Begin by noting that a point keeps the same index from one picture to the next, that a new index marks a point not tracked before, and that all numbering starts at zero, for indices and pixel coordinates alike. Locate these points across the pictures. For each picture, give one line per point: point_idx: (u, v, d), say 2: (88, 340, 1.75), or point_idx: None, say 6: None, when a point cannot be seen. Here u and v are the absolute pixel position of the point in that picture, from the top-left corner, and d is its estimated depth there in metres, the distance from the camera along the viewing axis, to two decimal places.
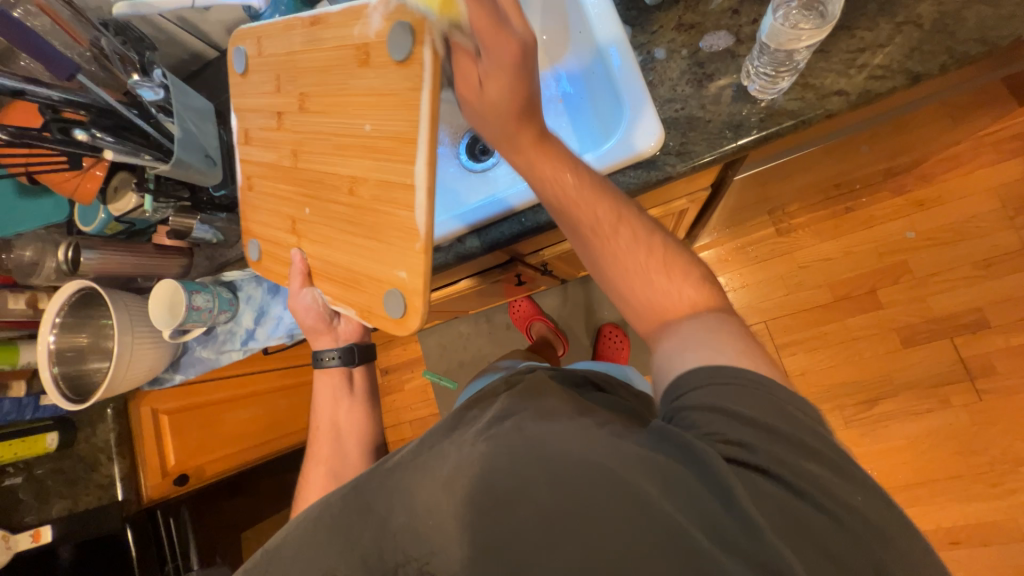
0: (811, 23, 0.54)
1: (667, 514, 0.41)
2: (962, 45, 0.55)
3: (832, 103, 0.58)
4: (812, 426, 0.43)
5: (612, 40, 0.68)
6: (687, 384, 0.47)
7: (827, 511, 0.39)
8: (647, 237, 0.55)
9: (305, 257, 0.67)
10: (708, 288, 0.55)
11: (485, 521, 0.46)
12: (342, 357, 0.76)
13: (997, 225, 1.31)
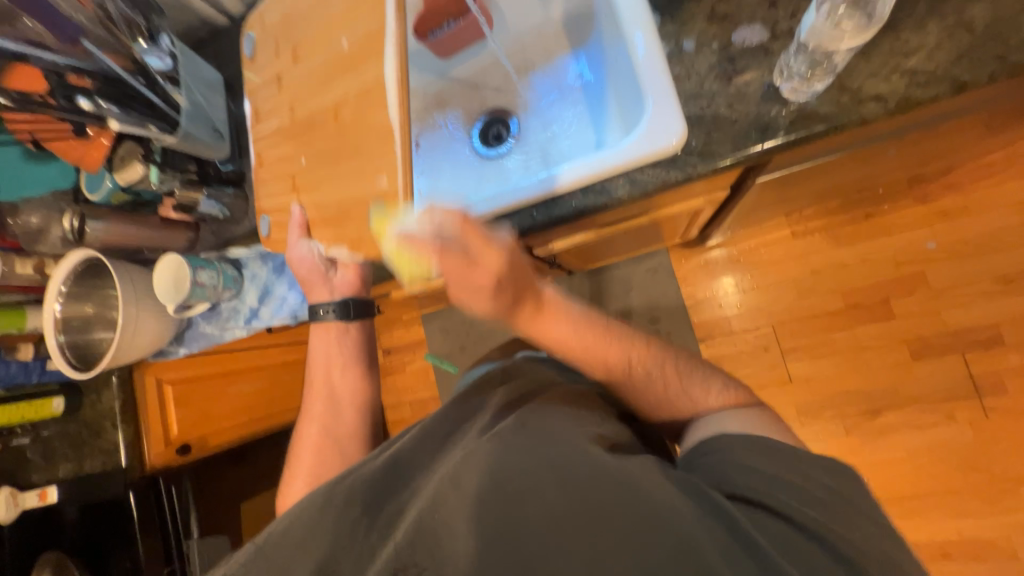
0: (855, 22, 0.51)
1: (677, 520, 0.41)
2: (1014, 53, 0.51)
3: (868, 108, 0.55)
4: (818, 469, 0.47)
5: (639, 27, 0.64)
6: (712, 444, 0.52)
7: (832, 548, 0.41)
8: (662, 365, 0.60)
9: (305, 211, 0.66)
10: (724, 390, 0.60)
11: (492, 519, 0.44)
12: (336, 312, 0.74)
13: (1022, 240, 1.27)
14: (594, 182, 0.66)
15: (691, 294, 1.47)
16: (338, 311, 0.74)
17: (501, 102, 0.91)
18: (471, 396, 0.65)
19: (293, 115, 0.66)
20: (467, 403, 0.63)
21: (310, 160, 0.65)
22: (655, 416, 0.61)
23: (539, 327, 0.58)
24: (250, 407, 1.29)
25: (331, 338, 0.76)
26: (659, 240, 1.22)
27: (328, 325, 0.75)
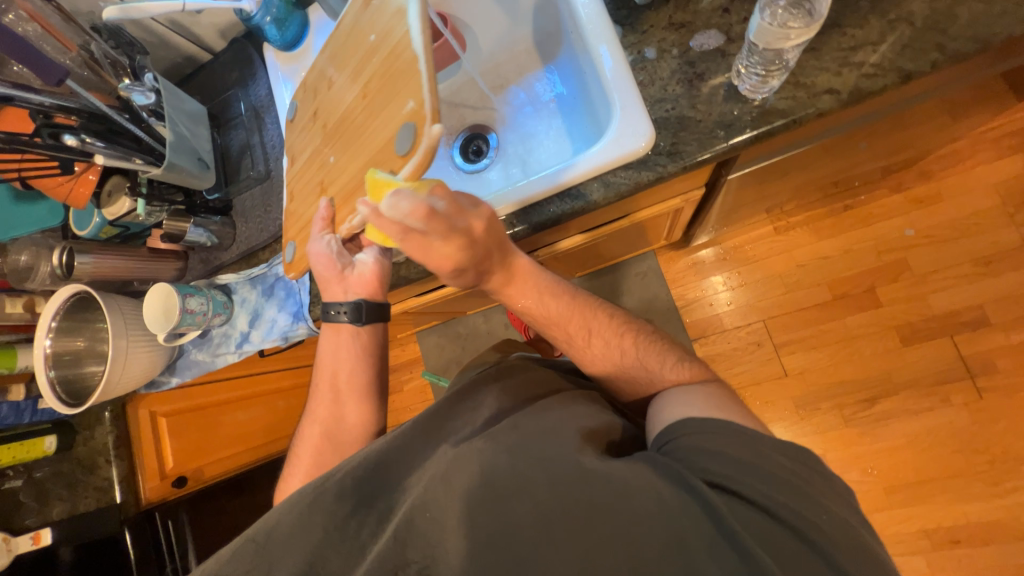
0: (800, 21, 0.53)
1: (662, 521, 0.42)
2: (952, 42, 0.54)
3: (823, 101, 0.58)
4: (785, 454, 0.46)
5: (602, 39, 0.67)
6: (677, 427, 0.51)
7: (799, 529, 0.41)
8: (620, 338, 0.65)
9: (332, 206, 0.64)
10: (679, 363, 0.63)
11: (478, 514, 0.45)
12: (349, 313, 0.70)
13: (995, 222, 1.30)
14: (569, 188, 0.68)
15: (681, 295, 1.48)
16: (352, 313, 0.70)
17: (479, 118, 0.93)
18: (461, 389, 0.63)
19: (298, 142, 0.70)
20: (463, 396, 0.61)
21: (301, 188, 0.69)
22: (617, 389, 0.66)
23: (507, 291, 0.64)
24: (243, 434, 1.28)
25: (342, 340, 0.72)
26: (645, 242, 1.24)
27: (337, 326, 0.72)
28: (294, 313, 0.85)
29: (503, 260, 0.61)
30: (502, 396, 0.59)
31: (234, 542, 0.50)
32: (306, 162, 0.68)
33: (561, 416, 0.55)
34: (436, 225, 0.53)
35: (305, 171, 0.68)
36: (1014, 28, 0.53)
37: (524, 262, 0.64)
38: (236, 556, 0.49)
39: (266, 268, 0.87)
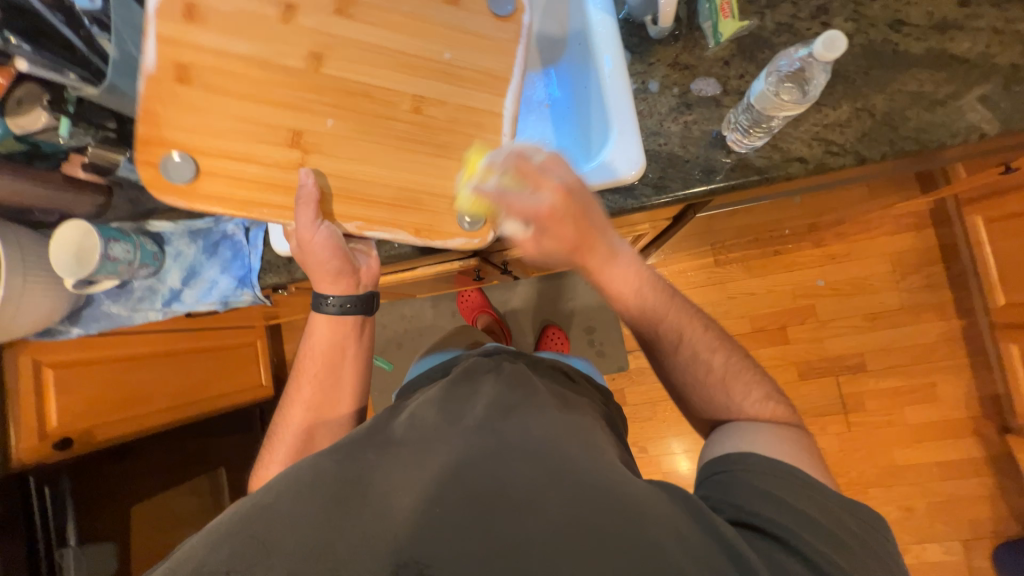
0: (792, 96, 0.58)
1: (678, 554, 0.42)
2: (901, 140, 0.62)
3: (792, 167, 0.64)
4: (836, 511, 0.48)
5: (610, 61, 0.69)
6: (740, 457, 0.54)
7: (834, 575, 0.44)
8: (712, 351, 0.65)
9: (314, 175, 0.59)
10: (766, 399, 0.62)
11: (499, 524, 0.44)
12: (352, 305, 0.70)
13: (885, 285, 1.52)
14: None
15: None
16: (353, 305, 0.70)
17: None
18: (463, 388, 0.64)
19: (261, 50, 0.58)
20: (472, 394, 0.62)
21: (240, 112, 0.58)
22: (693, 403, 0.66)
23: (606, 276, 0.63)
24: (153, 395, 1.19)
25: (336, 332, 0.72)
26: None
27: (331, 318, 0.71)
28: (239, 278, 0.78)
29: (610, 240, 0.61)
30: (521, 402, 0.59)
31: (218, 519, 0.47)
32: (270, 90, 0.58)
33: (580, 439, 0.55)
34: (533, 172, 0.56)
35: (258, 93, 0.58)
36: (945, 139, 0.61)
37: (622, 245, 0.62)
38: (218, 532, 0.45)
39: (213, 223, 0.80)
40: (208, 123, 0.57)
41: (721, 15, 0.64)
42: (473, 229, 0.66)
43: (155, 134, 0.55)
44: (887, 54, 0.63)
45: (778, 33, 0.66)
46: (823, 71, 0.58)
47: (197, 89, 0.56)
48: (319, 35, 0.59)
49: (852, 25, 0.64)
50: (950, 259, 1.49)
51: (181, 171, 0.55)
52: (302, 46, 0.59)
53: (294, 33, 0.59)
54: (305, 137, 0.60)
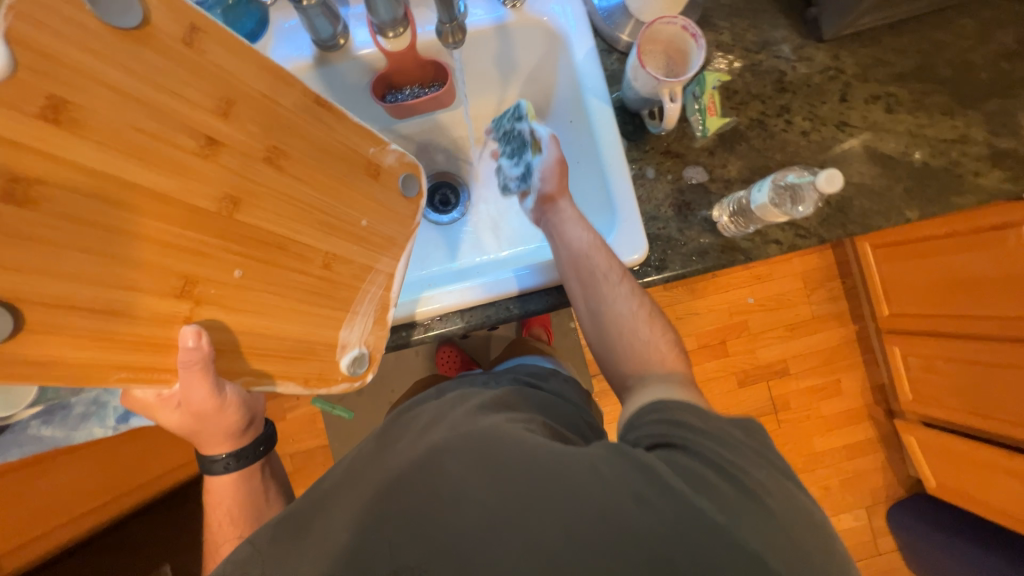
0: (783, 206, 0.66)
1: (594, 489, 0.45)
2: (850, 224, 0.74)
3: (770, 249, 0.73)
4: (727, 419, 0.53)
5: (611, 148, 0.72)
6: (653, 402, 0.56)
7: (727, 472, 0.47)
8: (629, 298, 0.66)
9: (202, 334, 0.44)
10: (673, 350, 0.65)
11: (432, 528, 0.46)
12: (264, 447, 0.66)
13: (800, 299, 1.75)
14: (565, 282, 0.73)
15: None
16: (262, 447, 0.66)
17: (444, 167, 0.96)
18: (395, 417, 0.65)
19: (171, 187, 0.39)
20: (401, 422, 0.64)
21: (108, 248, 0.37)
22: (606, 343, 0.67)
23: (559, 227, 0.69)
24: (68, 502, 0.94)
25: (249, 480, 0.66)
26: None
27: (237, 472, 0.65)
28: None
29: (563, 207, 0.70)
30: (453, 407, 0.61)
31: None
32: (167, 232, 0.40)
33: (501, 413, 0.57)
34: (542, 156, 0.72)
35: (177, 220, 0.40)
36: (881, 222, 0.74)
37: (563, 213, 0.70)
38: None
39: None
40: (62, 261, 0.35)
41: (708, 112, 0.71)
42: (358, 372, 0.59)
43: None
44: (836, 150, 0.75)
45: (751, 128, 0.74)
46: (812, 189, 0.65)
47: (48, 216, 0.33)
48: (244, 179, 0.44)
49: (809, 124, 0.75)
50: (845, 275, 1.75)
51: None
52: (219, 185, 0.43)
53: (212, 173, 0.42)
54: (201, 286, 0.43)
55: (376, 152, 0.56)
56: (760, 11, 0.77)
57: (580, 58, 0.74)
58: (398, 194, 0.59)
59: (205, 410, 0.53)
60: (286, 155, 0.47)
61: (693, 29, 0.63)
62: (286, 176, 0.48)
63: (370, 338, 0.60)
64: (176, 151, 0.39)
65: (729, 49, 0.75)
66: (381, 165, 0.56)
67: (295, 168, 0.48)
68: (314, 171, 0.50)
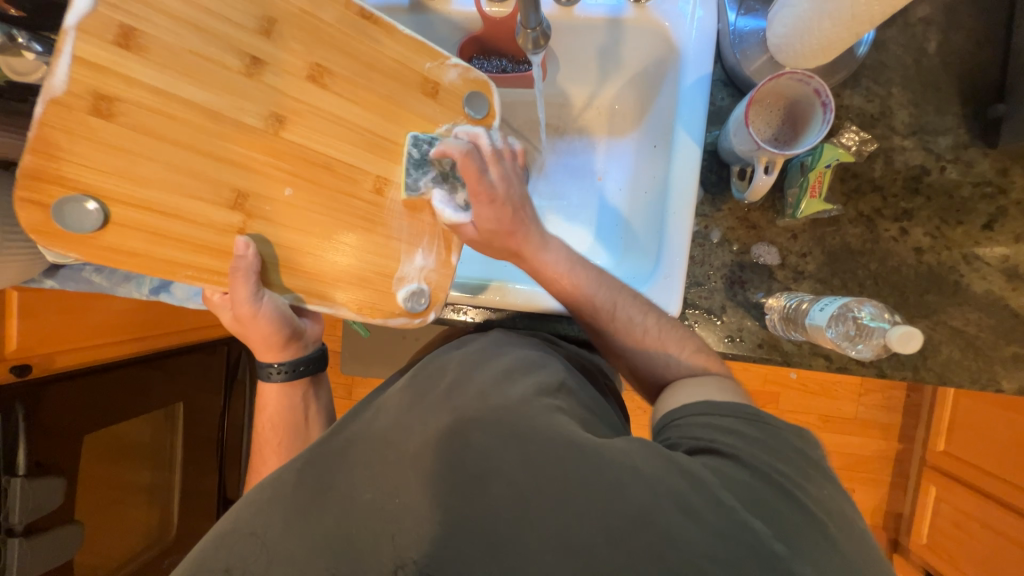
0: (839, 333, 0.56)
1: (638, 492, 0.44)
2: (925, 369, 0.63)
3: (815, 362, 0.64)
4: (784, 425, 0.50)
5: (683, 192, 0.64)
6: (683, 411, 0.54)
7: (782, 487, 0.45)
8: (645, 313, 0.61)
9: (251, 247, 0.47)
10: (698, 351, 0.61)
11: (466, 493, 0.47)
12: (305, 367, 0.65)
13: (848, 394, 1.51)
14: None
15: None
16: (306, 366, 0.66)
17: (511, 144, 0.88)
18: (433, 357, 0.66)
19: (212, 108, 0.44)
20: (429, 366, 0.64)
21: (168, 155, 0.43)
22: (636, 367, 0.63)
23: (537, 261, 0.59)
24: (133, 326, 1.10)
25: (290, 397, 0.67)
26: None
27: (281, 384, 0.66)
28: None
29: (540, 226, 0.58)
30: (486, 361, 0.61)
31: (194, 549, 0.49)
32: (221, 148, 0.45)
33: (533, 385, 0.55)
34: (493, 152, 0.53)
35: (214, 148, 0.44)
36: (964, 381, 0.62)
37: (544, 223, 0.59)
38: (203, 557, 0.48)
39: None
40: (132, 169, 0.42)
41: (809, 191, 0.60)
42: (417, 309, 0.55)
43: (53, 170, 0.40)
44: (949, 282, 0.62)
45: (854, 223, 0.63)
46: (881, 338, 0.54)
47: (122, 128, 0.41)
48: (287, 96, 0.46)
49: (928, 241, 0.62)
50: (913, 389, 1.50)
51: (86, 217, 0.41)
52: (263, 104, 0.46)
53: (260, 92, 0.45)
54: (253, 199, 0.47)
55: (432, 67, 0.52)
56: (931, 88, 0.62)
57: (687, 83, 0.64)
58: (465, 116, 0.55)
59: (245, 316, 0.51)
60: (330, 74, 0.48)
61: (826, 97, 0.53)
62: (327, 93, 0.48)
63: (431, 277, 0.56)
64: (226, 71, 0.44)
65: (870, 124, 0.62)
66: (439, 83, 0.53)
67: (341, 88, 0.48)
68: (361, 92, 0.49)
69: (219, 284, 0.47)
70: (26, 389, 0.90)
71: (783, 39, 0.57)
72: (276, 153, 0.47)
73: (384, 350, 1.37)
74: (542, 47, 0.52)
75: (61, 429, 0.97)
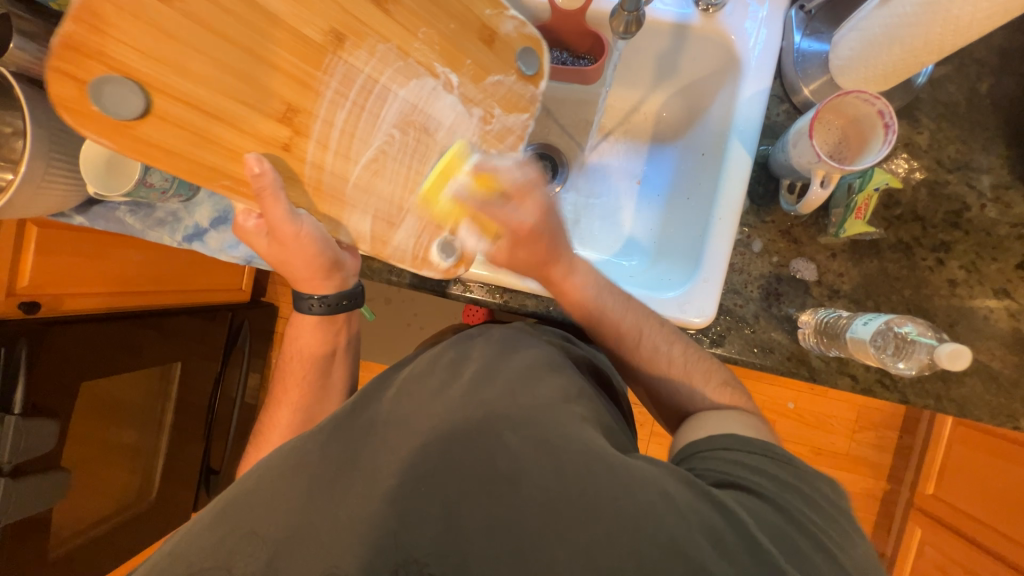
0: (880, 352, 0.57)
1: (673, 520, 0.41)
2: (947, 399, 0.64)
3: (841, 381, 0.65)
4: (826, 481, 0.48)
5: (731, 199, 0.64)
6: (704, 442, 0.52)
7: (808, 531, 0.43)
8: (672, 348, 0.60)
9: (263, 163, 0.45)
10: (724, 386, 0.60)
11: (485, 499, 0.43)
12: (348, 302, 0.67)
13: (843, 430, 1.52)
14: None
15: None
16: (347, 301, 0.68)
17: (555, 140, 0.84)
18: (452, 342, 0.63)
19: None
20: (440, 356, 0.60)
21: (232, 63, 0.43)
22: (657, 390, 0.62)
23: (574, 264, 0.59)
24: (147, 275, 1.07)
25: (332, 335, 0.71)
26: None
27: (320, 317, 0.68)
28: None
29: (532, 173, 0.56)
30: (505, 356, 0.57)
31: (207, 506, 0.47)
32: None
33: (554, 385, 0.53)
34: (517, 187, 0.55)
35: (259, 49, 0.43)
36: (984, 416, 0.64)
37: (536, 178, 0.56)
38: (212, 520, 0.44)
39: None
40: (146, 132, 0.42)
41: (854, 212, 0.61)
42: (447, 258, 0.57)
43: (94, 42, 0.38)
44: (979, 317, 0.64)
45: (893, 250, 0.65)
46: (926, 353, 0.56)
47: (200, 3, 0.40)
48: (351, 16, 0.47)
49: (962, 274, 0.64)
50: (905, 431, 1.51)
51: (127, 100, 0.40)
52: (326, 17, 0.46)
53: (324, 5, 0.45)
54: (303, 116, 0.47)
55: (491, 16, 0.54)
56: (978, 127, 0.64)
57: (746, 95, 0.66)
58: (516, 71, 0.57)
59: (286, 240, 0.54)
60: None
61: (889, 119, 0.55)
62: (391, 21, 0.49)
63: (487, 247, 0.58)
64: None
65: (918, 154, 0.64)
66: (496, 32, 0.55)
67: (402, 17, 0.49)
68: (425, 27, 0.51)
69: (246, 197, 0.47)
70: (34, 329, 0.82)
71: (846, 61, 0.60)
72: (318, 76, 0.47)
73: (390, 334, 1.36)
74: (631, 31, 0.60)
75: (57, 383, 0.86)
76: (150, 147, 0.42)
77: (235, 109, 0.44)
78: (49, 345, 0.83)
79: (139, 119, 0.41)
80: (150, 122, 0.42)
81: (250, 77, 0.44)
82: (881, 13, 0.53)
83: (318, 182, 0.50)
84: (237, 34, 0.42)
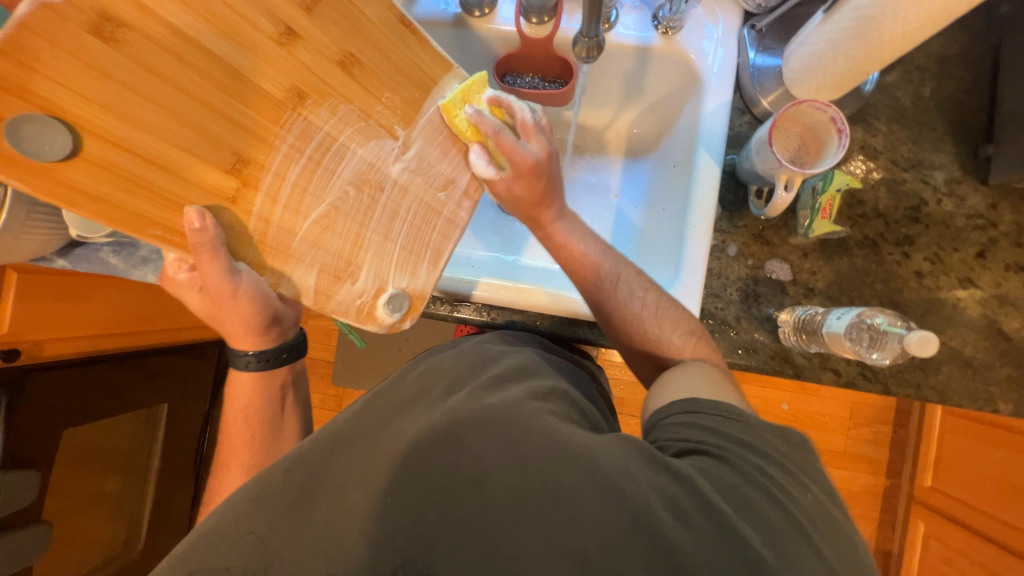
0: (858, 345, 0.59)
1: (630, 495, 0.42)
2: (927, 387, 0.66)
3: (825, 376, 0.66)
4: (786, 436, 0.48)
5: (703, 206, 0.67)
6: (669, 408, 0.52)
7: (767, 490, 0.43)
8: (642, 293, 0.62)
9: (207, 218, 0.43)
10: (691, 336, 0.60)
11: (449, 500, 0.43)
12: (286, 355, 0.66)
13: (837, 427, 1.53)
14: None
15: None
16: (285, 355, 0.67)
17: None
18: (433, 355, 0.64)
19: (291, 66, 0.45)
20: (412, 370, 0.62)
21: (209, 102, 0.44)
22: (625, 338, 0.64)
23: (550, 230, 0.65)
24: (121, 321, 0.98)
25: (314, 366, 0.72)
26: None
27: (255, 373, 0.66)
28: None
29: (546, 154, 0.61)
30: (478, 368, 0.59)
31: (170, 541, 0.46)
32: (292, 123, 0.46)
33: (525, 386, 0.54)
34: (529, 126, 0.59)
35: (219, 104, 0.41)
36: (964, 401, 0.65)
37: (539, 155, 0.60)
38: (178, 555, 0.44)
39: None
40: (65, 174, 0.36)
41: (820, 213, 0.64)
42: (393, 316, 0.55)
43: (18, 79, 0.33)
44: (947, 305, 0.66)
45: (860, 246, 0.67)
46: (898, 343, 0.58)
47: (125, 56, 0.36)
48: (314, 75, 0.45)
49: (928, 265, 0.67)
50: (898, 424, 1.53)
51: (51, 141, 0.35)
52: (291, 76, 0.44)
53: (288, 64, 0.44)
54: (253, 168, 0.45)
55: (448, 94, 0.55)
56: (927, 128, 0.68)
57: (709, 108, 0.70)
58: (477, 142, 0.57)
59: (221, 295, 0.51)
60: (360, 64, 0.48)
61: (842, 124, 0.59)
62: (356, 85, 0.48)
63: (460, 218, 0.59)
64: (255, 32, 0.41)
65: (874, 156, 0.68)
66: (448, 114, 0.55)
67: (368, 82, 0.49)
68: (388, 93, 0.51)
69: (179, 250, 0.44)
70: (16, 375, 0.79)
71: (798, 74, 0.64)
72: (276, 131, 0.45)
73: (382, 360, 1.35)
74: (593, 56, 0.63)
75: (35, 432, 0.83)
76: (68, 191, 0.37)
77: (185, 160, 0.41)
78: (28, 392, 0.81)
79: (60, 161, 0.36)
80: (75, 164, 0.37)
81: (200, 126, 0.41)
82: (826, 27, 0.57)
83: (264, 236, 0.48)
84: (191, 82, 0.39)
